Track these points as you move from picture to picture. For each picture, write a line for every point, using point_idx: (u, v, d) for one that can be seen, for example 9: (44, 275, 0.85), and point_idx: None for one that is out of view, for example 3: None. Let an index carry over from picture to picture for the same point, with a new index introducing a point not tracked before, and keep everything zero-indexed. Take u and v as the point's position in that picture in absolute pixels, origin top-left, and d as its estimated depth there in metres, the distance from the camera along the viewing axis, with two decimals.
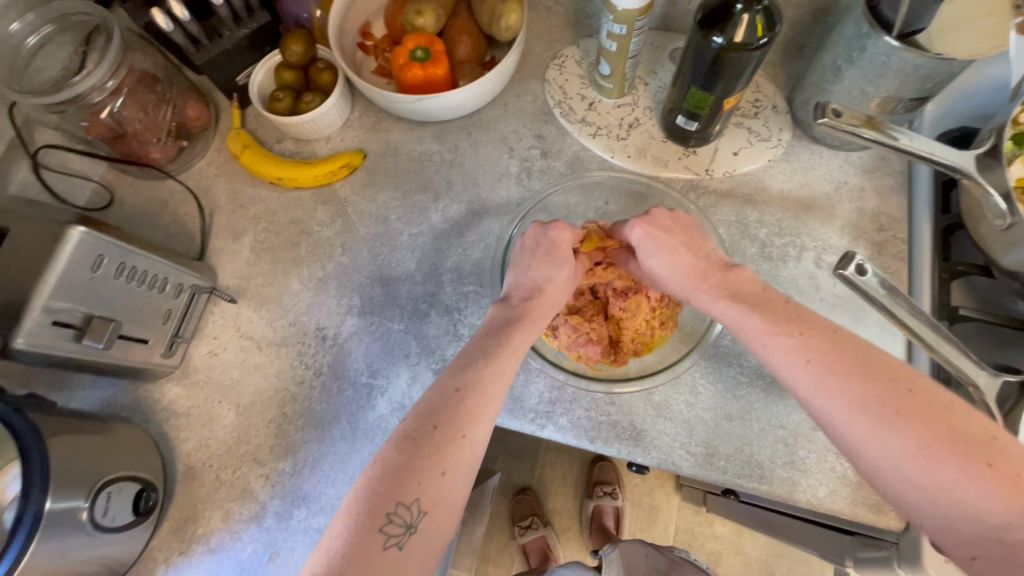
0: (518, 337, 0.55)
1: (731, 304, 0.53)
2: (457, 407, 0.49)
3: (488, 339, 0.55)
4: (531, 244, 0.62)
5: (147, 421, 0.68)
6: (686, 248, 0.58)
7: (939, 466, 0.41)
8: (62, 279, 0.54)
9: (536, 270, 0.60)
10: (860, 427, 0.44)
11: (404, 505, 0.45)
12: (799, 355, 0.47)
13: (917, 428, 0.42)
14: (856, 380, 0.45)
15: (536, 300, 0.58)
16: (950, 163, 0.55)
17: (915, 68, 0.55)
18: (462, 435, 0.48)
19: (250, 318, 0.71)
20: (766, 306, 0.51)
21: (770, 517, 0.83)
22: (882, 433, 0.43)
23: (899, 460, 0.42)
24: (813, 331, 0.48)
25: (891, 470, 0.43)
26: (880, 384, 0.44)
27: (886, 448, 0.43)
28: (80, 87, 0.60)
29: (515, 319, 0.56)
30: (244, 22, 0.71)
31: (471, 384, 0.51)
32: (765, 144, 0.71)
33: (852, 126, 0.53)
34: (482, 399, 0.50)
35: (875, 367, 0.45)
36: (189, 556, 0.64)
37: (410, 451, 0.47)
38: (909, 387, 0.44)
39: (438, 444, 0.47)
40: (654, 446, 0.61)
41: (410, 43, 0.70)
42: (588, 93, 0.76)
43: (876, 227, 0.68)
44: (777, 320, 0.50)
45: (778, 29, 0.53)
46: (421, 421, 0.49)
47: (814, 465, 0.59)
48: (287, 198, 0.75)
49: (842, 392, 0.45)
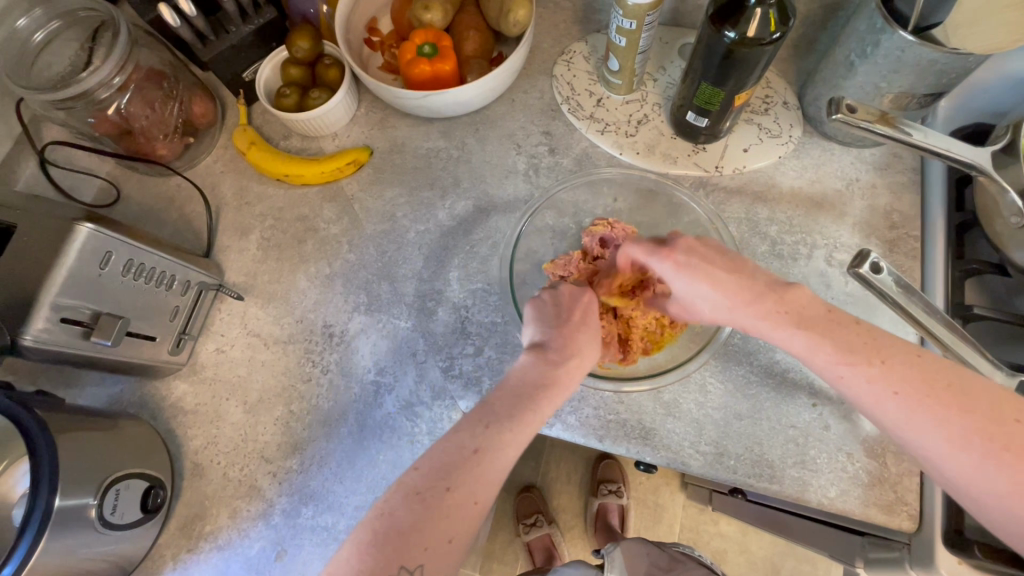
0: (548, 403, 0.52)
1: (796, 336, 0.49)
2: (473, 468, 0.48)
3: (516, 401, 0.52)
4: (565, 302, 0.59)
5: (155, 418, 0.68)
6: (733, 275, 0.52)
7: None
8: (69, 275, 0.53)
9: (567, 329, 0.56)
10: (963, 465, 0.43)
11: (407, 569, 0.44)
12: (886, 389, 0.45)
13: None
14: (957, 415, 0.43)
15: (570, 361, 0.54)
16: (965, 159, 0.54)
17: (930, 63, 0.54)
18: (474, 501, 0.47)
19: (256, 315, 0.71)
20: (838, 332, 0.48)
21: (777, 516, 0.83)
22: (987, 471, 0.42)
23: (1002, 496, 0.42)
24: (900, 361, 0.46)
25: (993, 505, 0.42)
26: (983, 418, 0.43)
27: (992, 484, 0.42)
28: (87, 83, 0.60)
29: (544, 382, 0.53)
30: (250, 18, 0.71)
31: (491, 446, 0.49)
32: (776, 140, 0.71)
33: (866, 123, 0.52)
34: (497, 462, 0.49)
35: (973, 397, 0.44)
36: (197, 553, 0.64)
37: (420, 510, 0.46)
38: (1014, 417, 0.43)
39: (447, 507, 0.46)
40: (664, 444, 0.61)
41: (417, 38, 0.69)
42: (596, 89, 0.75)
43: (889, 224, 0.67)
44: (854, 347, 0.47)
45: (791, 23, 0.52)
46: (435, 479, 0.47)
47: (825, 465, 0.59)
48: (294, 195, 0.75)
49: (940, 428, 0.43)
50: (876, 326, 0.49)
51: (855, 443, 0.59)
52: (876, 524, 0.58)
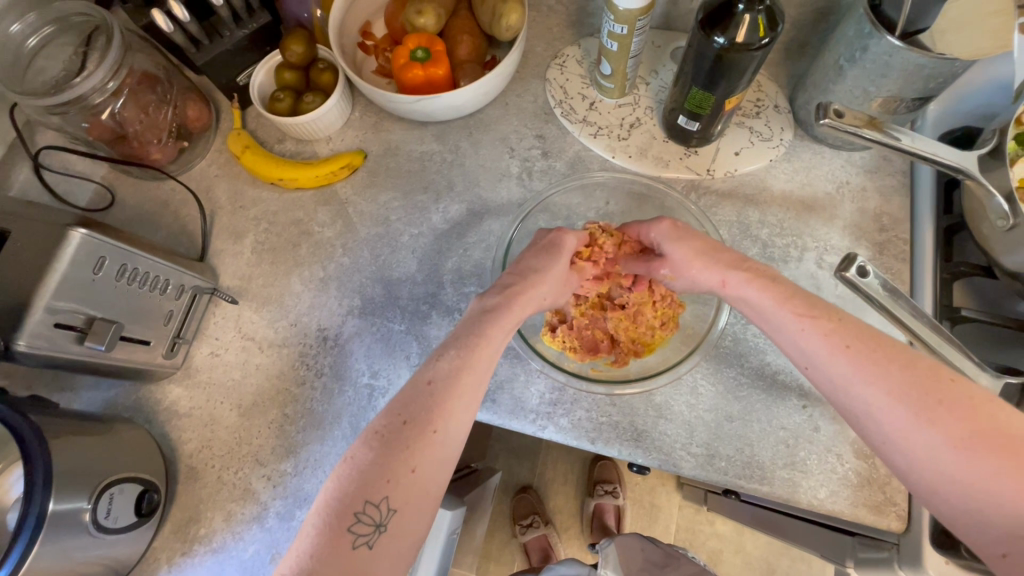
0: (497, 327, 0.56)
1: (766, 292, 0.53)
2: (427, 399, 0.50)
3: (466, 329, 0.56)
4: (538, 241, 0.62)
5: (149, 421, 0.68)
6: (719, 247, 0.58)
7: (978, 458, 0.41)
8: (62, 281, 0.54)
9: (527, 263, 0.60)
10: (897, 416, 0.44)
11: (372, 503, 0.46)
12: (837, 340, 0.48)
13: (962, 419, 0.42)
14: (896, 367, 0.46)
15: (519, 284, 0.58)
16: (951, 163, 0.54)
17: (918, 68, 0.55)
18: (432, 429, 0.49)
19: (251, 319, 0.71)
20: (803, 294, 0.52)
21: (770, 517, 0.83)
22: (919, 422, 0.43)
23: (933, 453, 0.43)
24: (853, 321, 0.49)
25: (927, 461, 0.43)
26: (916, 371, 0.45)
27: (924, 441, 0.43)
28: (80, 88, 0.60)
29: (494, 308, 0.57)
30: (244, 22, 0.71)
31: (442, 377, 0.52)
32: (767, 144, 0.71)
33: (854, 127, 0.53)
34: (453, 390, 0.51)
35: (914, 358, 0.46)
36: (191, 556, 0.64)
37: (379, 447, 0.48)
38: (950, 376, 0.45)
39: (407, 439, 0.48)
40: (656, 446, 0.61)
41: (411, 43, 0.70)
42: (588, 93, 0.75)
43: (878, 227, 0.68)
44: (813, 307, 0.51)
45: (780, 29, 0.52)
46: (391, 416, 0.50)
47: (815, 466, 0.59)
48: (288, 199, 0.75)
49: (880, 379, 0.45)
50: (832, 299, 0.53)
51: (844, 444, 0.60)
52: (866, 524, 0.58)
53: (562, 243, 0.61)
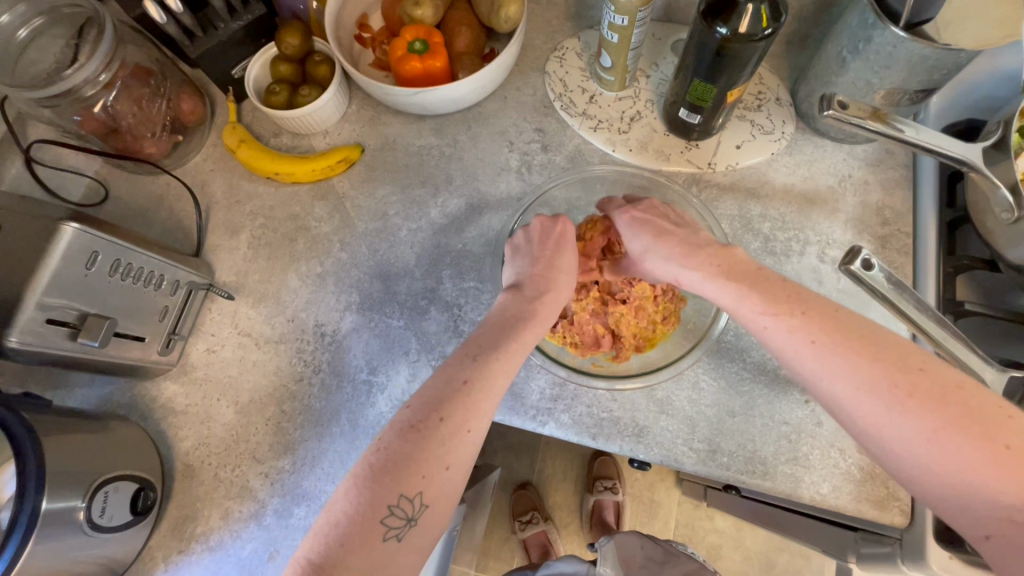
0: (529, 333, 0.55)
1: (731, 288, 0.52)
2: (463, 399, 0.49)
3: (498, 333, 0.55)
4: (539, 236, 0.62)
5: (145, 419, 0.67)
6: (678, 231, 0.59)
7: (953, 449, 0.40)
8: (55, 276, 0.53)
9: (545, 267, 0.60)
10: (870, 409, 0.43)
11: (406, 497, 0.45)
12: (802, 337, 0.47)
13: (933, 409, 0.41)
14: (864, 360, 0.44)
15: (547, 296, 0.58)
16: (957, 155, 0.54)
17: (922, 59, 0.54)
18: (466, 429, 0.48)
19: (248, 315, 0.70)
20: (766, 286, 0.51)
21: (771, 513, 0.83)
22: (892, 414, 0.43)
23: (909, 443, 0.42)
24: (817, 312, 0.48)
25: (902, 452, 0.42)
26: (885, 362, 0.44)
27: (897, 432, 0.42)
28: (72, 80, 0.59)
29: (527, 314, 0.56)
30: (239, 14, 0.70)
31: (479, 377, 0.51)
32: (769, 137, 0.70)
33: (858, 118, 0.53)
34: (488, 391, 0.51)
35: (884, 347, 0.45)
36: (189, 555, 0.63)
37: (413, 441, 0.47)
38: (919, 365, 0.43)
39: (442, 436, 0.47)
40: (657, 442, 0.61)
41: (408, 35, 0.69)
42: (588, 86, 0.75)
43: (881, 221, 0.67)
44: (780, 300, 0.49)
45: (783, 19, 0.52)
46: (427, 411, 0.48)
47: (818, 461, 0.59)
48: (284, 193, 0.74)
49: (849, 375, 0.44)
50: (799, 285, 0.51)
51: (847, 439, 0.59)
52: (868, 519, 0.58)
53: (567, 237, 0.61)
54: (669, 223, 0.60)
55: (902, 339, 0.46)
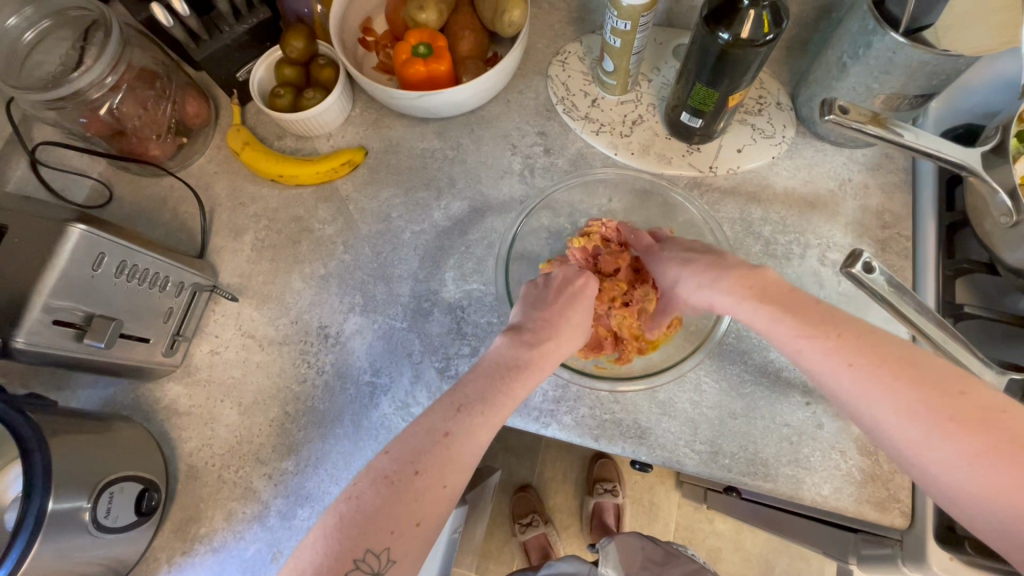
0: (522, 384, 0.55)
1: (763, 310, 0.51)
2: (440, 453, 0.49)
3: (487, 384, 0.54)
4: (557, 284, 0.61)
5: (148, 420, 0.67)
6: (704, 256, 0.59)
7: (998, 475, 0.39)
8: (62, 277, 0.53)
9: (551, 311, 0.59)
10: (910, 435, 0.43)
11: (373, 552, 0.45)
12: (839, 359, 0.46)
13: (978, 435, 0.40)
14: (905, 386, 0.43)
15: (546, 344, 0.57)
16: (955, 160, 0.54)
17: (921, 65, 0.55)
18: (440, 485, 0.48)
19: (251, 317, 0.70)
20: (799, 308, 0.50)
21: (771, 514, 0.83)
22: (933, 439, 0.42)
23: (950, 469, 0.41)
24: (854, 335, 0.46)
25: (943, 479, 0.42)
26: (926, 387, 0.43)
27: (937, 457, 0.41)
28: (79, 83, 0.59)
29: (522, 364, 0.56)
30: (244, 17, 0.70)
31: (461, 432, 0.50)
32: (769, 141, 0.71)
33: (858, 123, 0.53)
34: (466, 448, 0.50)
35: (925, 370, 0.43)
36: (192, 556, 0.64)
37: (386, 493, 0.47)
38: (961, 389, 0.42)
39: (414, 492, 0.47)
40: (660, 444, 0.61)
41: (412, 39, 0.69)
42: (590, 90, 0.75)
43: (880, 224, 0.68)
44: (814, 322, 0.48)
45: (785, 25, 0.52)
46: (403, 463, 0.48)
47: (819, 463, 0.59)
48: (288, 195, 0.74)
49: (886, 400, 0.43)
50: (834, 305, 0.50)
51: (848, 441, 0.60)
52: (869, 521, 0.58)
53: (586, 291, 0.60)
54: (693, 249, 0.60)
55: (942, 360, 0.45)
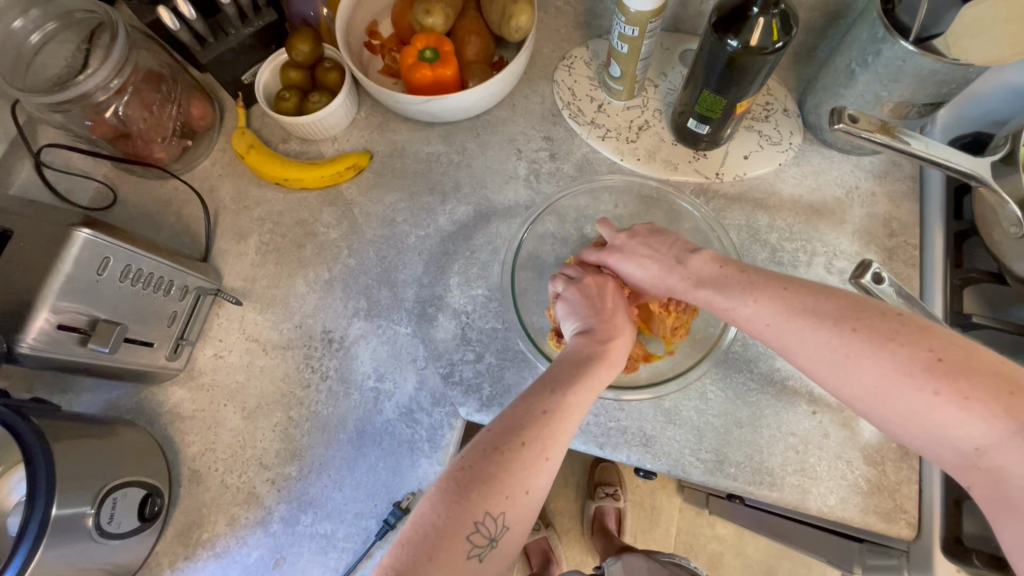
0: (599, 376, 0.54)
1: (698, 287, 0.56)
2: (543, 428, 0.49)
3: (574, 369, 0.53)
4: (594, 292, 0.60)
5: (151, 424, 0.67)
6: (650, 256, 0.60)
7: (898, 398, 0.43)
8: (67, 281, 0.53)
9: (609, 313, 0.59)
10: (826, 377, 0.47)
11: (491, 516, 0.45)
12: (760, 321, 0.51)
13: (872, 366, 0.44)
14: (808, 332, 0.47)
15: (615, 342, 0.56)
16: (965, 170, 0.54)
17: (931, 73, 0.55)
18: (545, 458, 0.48)
19: (255, 321, 0.70)
20: (724, 280, 0.54)
21: (775, 522, 0.83)
22: (843, 377, 0.46)
23: (864, 399, 0.45)
24: (766, 295, 0.51)
25: (864, 409, 0.46)
26: (824, 329, 0.47)
27: (852, 390, 0.46)
28: (84, 86, 0.59)
29: (593, 356, 0.55)
30: (250, 20, 0.70)
31: (557, 408, 0.50)
32: (776, 148, 0.71)
33: (866, 133, 0.53)
34: (566, 422, 0.50)
35: (827, 315, 0.47)
36: (194, 561, 0.63)
37: (496, 461, 0.46)
38: (853, 325, 0.46)
39: (524, 462, 0.47)
40: (665, 452, 0.61)
41: (418, 42, 0.69)
42: (597, 95, 0.75)
43: (888, 232, 0.68)
44: (735, 288, 0.53)
45: (793, 33, 0.52)
46: (508, 434, 0.48)
47: (825, 473, 0.59)
48: (293, 199, 0.74)
49: (801, 350, 0.48)
50: (759, 269, 0.54)
51: (854, 450, 0.59)
52: (876, 531, 0.58)
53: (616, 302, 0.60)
54: (637, 247, 0.61)
55: (845, 296, 0.48)
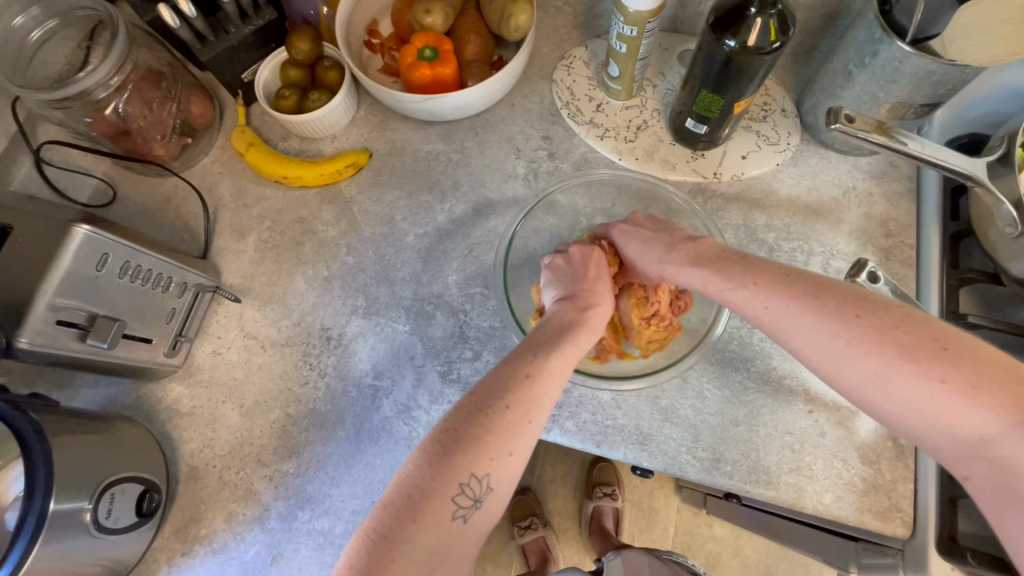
0: (581, 339, 0.55)
1: (696, 270, 0.56)
2: (525, 392, 0.49)
3: (554, 336, 0.55)
4: (577, 261, 0.62)
5: (150, 420, 0.67)
6: (648, 241, 0.61)
7: (898, 385, 0.43)
8: (66, 276, 0.53)
9: (587, 281, 0.60)
10: (825, 362, 0.47)
11: (475, 477, 0.45)
12: (759, 306, 0.51)
13: (875, 353, 0.44)
14: (810, 316, 0.48)
15: (593, 309, 0.58)
16: (962, 170, 0.54)
17: (928, 74, 0.55)
18: (529, 420, 0.48)
19: (254, 318, 0.70)
20: (722, 265, 0.55)
21: (772, 521, 0.83)
22: (843, 362, 0.46)
23: (863, 385, 0.45)
24: (765, 280, 0.51)
25: (863, 395, 0.46)
26: (826, 315, 0.47)
27: (849, 376, 0.46)
28: (85, 83, 0.59)
29: (575, 322, 0.56)
30: (250, 19, 0.70)
31: (540, 372, 0.51)
32: (774, 148, 0.71)
33: (863, 132, 0.54)
34: (548, 387, 0.51)
35: (829, 301, 0.48)
36: (192, 557, 0.63)
37: (481, 423, 0.47)
38: (856, 313, 0.46)
39: (508, 424, 0.47)
40: (662, 450, 0.61)
41: (417, 41, 0.69)
42: (595, 94, 0.75)
43: (885, 233, 0.68)
44: (735, 274, 0.53)
45: (791, 33, 0.53)
46: (493, 398, 0.48)
47: (821, 471, 0.59)
48: (292, 197, 0.74)
49: (800, 334, 0.48)
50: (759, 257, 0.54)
51: (850, 449, 0.60)
52: (871, 530, 0.58)
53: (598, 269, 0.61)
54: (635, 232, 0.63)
55: (845, 286, 0.49)
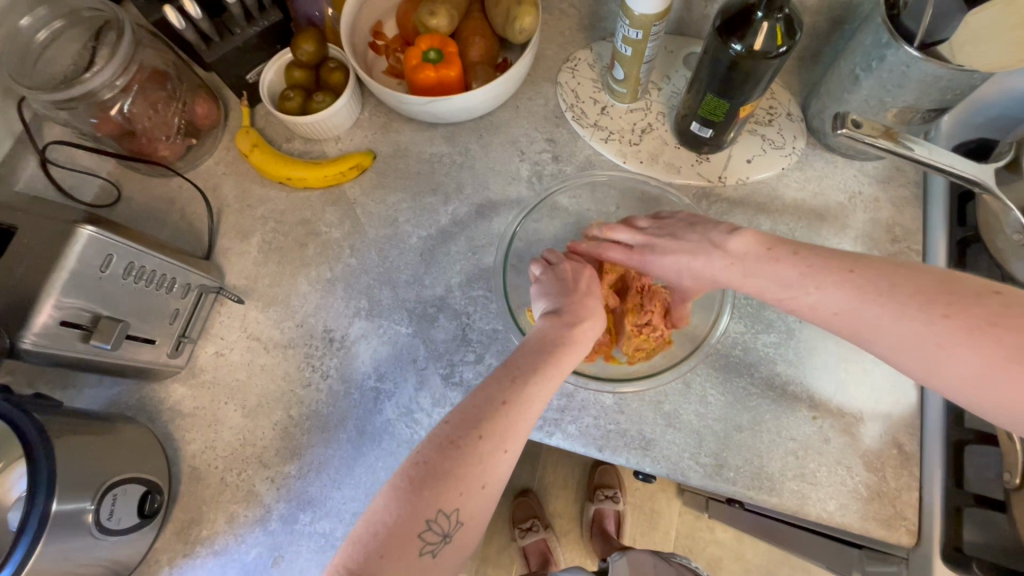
0: (567, 358, 0.55)
1: (742, 268, 0.54)
2: (501, 420, 0.49)
3: (535, 358, 0.54)
4: (569, 274, 0.61)
5: (152, 421, 0.67)
6: (681, 238, 0.60)
7: (1000, 386, 0.40)
8: (70, 277, 0.53)
9: (580, 295, 0.59)
10: (914, 366, 0.44)
11: (443, 513, 0.45)
12: (828, 309, 0.49)
13: (969, 357, 0.41)
14: (889, 320, 0.45)
15: (583, 321, 0.57)
16: (969, 175, 0.54)
17: (936, 79, 0.55)
18: (503, 450, 0.48)
19: (257, 319, 0.70)
20: (777, 266, 0.52)
21: (775, 526, 0.83)
22: (933, 367, 0.43)
23: (959, 388, 0.43)
24: (830, 281, 0.49)
25: (962, 397, 0.43)
26: (908, 316, 0.44)
27: (944, 380, 0.43)
28: (90, 84, 0.59)
29: (563, 341, 0.56)
30: (255, 20, 0.70)
31: (517, 399, 0.51)
32: (780, 152, 0.71)
33: (869, 138, 0.54)
34: (525, 413, 0.51)
35: (905, 297, 0.44)
36: (193, 558, 0.63)
37: (452, 456, 0.47)
38: (944, 311, 0.42)
39: (481, 456, 0.47)
40: (664, 455, 0.61)
41: (423, 44, 0.70)
42: (600, 97, 0.75)
43: (891, 238, 0.67)
44: (789, 278, 0.51)
45: (798, 37, 0.52)
46: (465, 428, 0.48)
47: (825, 478, 0.59)
48: (296, 198, 0.74)
49: (879, 339, 0.46)
50: (812, 249, 0.52)
51: (854, 456, 0.59)
52: (875, 538, 0.58)
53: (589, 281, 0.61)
54: (669, 232, 0.61)
55: (927, 274, 0.45)
